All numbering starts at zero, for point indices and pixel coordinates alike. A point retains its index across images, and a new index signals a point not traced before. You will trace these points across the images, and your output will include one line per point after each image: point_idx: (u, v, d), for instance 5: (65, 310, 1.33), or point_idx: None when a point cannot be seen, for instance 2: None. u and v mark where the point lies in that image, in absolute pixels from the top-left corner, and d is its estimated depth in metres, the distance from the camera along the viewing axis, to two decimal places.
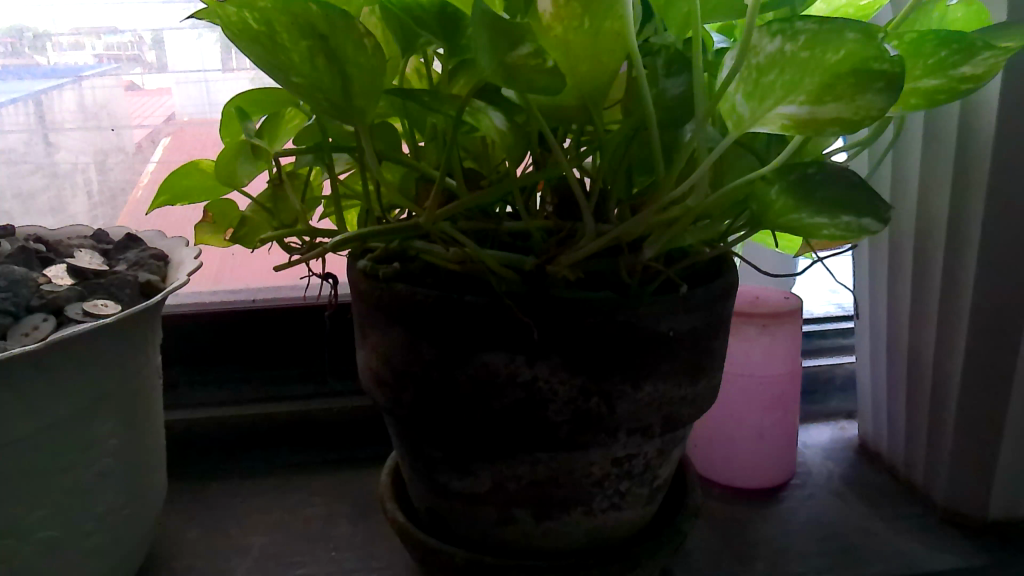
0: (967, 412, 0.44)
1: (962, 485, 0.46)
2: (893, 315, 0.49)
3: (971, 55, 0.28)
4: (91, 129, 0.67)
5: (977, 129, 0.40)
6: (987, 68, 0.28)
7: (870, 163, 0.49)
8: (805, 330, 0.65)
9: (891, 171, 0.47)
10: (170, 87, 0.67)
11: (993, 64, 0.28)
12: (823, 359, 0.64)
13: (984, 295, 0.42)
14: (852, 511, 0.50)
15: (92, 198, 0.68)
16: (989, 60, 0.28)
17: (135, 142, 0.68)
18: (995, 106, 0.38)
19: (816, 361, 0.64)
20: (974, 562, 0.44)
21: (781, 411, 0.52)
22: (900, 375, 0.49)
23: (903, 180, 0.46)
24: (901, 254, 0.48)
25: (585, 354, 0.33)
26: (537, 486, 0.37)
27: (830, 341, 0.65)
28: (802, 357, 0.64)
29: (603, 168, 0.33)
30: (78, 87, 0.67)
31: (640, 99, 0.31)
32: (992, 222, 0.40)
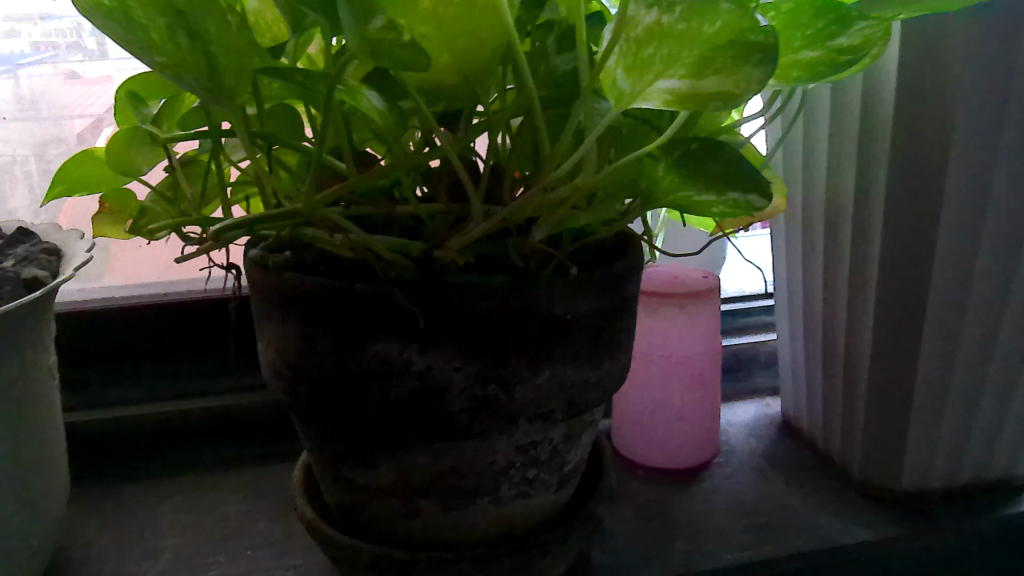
0: (878, 386, 0.44)
1: (875, 458, 0.47)
2: (807, 291, 0.50)
3: (846, 26, 0.27)
4: (28, 119, 0.64)
5: (877, 99, 0.39)
6: (862, 39, 0.28)
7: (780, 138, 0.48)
8: (731, 308, 0.65)
9: (800, 146, 0.46)
10: (111, 75, 0.64)
11: (867, 35, 0.28)
12: (748, 336, 0.64)
13: (888, 270, 0.42)
14: (771, 487, 0.50)
15: (32, 191, 0.65)
16: (864, 31, 0.27)
17: (76, 133, 0.65)
18: (894, 77, 0.38)
19: (741, 339, 0.63)
20: (886, 534, 0.44)
21: (700, 390, 0.51)
22: (815, 351, 0.50)
23: (812, 156, 0.46)
24: (812, 230, 0.48)
25: (480, 339, 0.33)
26: (441, 477, 0.36)
27: (754, 318, 0.65)
28: (728, 336, 0.63)
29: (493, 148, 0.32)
30: (13, 75, 0.63)
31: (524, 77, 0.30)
32: (894, 196, 0.40)
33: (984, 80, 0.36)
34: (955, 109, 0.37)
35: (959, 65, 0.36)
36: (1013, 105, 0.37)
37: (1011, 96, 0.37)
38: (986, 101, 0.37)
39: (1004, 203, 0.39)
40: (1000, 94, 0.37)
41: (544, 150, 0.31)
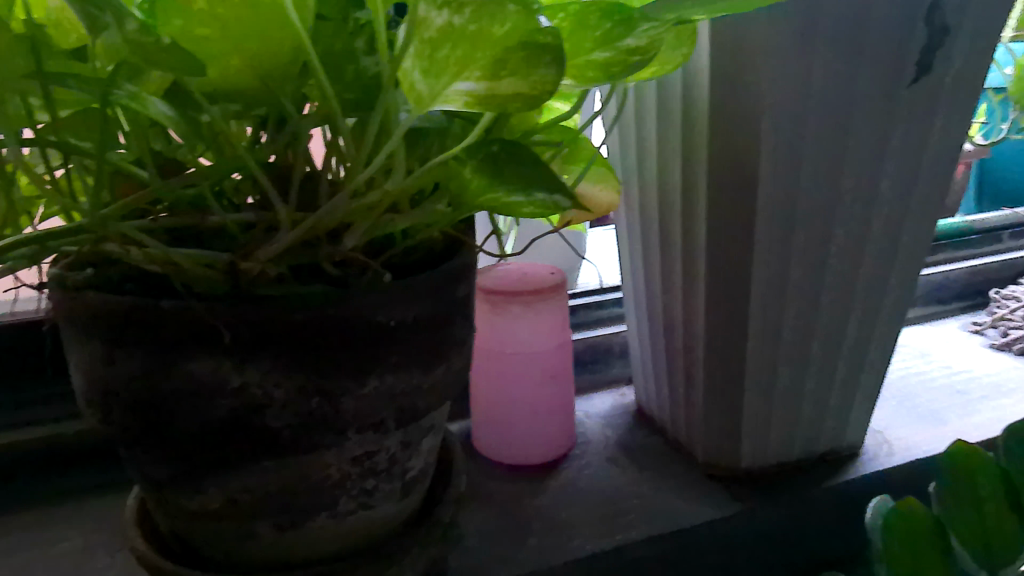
0: (713, 373, 0.46)
1: (716, 440, 0.49)
2: (648, 283, 0.51)
3: (633, 26, 0.26)
4: None
5: (697, 97, 0.40)
6: (650, 40, 0.26)
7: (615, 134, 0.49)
8: (585, 300, 0.65)
9: (632, 143, 0.47)
10: None
11: (654, 36, 0.26)
12: (602, 329, 0.64)
13: (714, 261, 0.43)
14: (623, 476, 0.51)
15: None
16: (651, 31, 0.26)
17: None
18: (708, 75, 0.38)
19: (595, 331, 0.63)
20: (727, 512, 0.46)
21: (551, 385, 0.52)
22: (659, 340, 0.51)
23: (644, 152, 0.47)
24: (649, 224, 0.49)
25: (298, 353, 0.32)
26: (274, 496, 0.35)
27: (609, 311, 0.65)
28: (582, 329, 0.63)
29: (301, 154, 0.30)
30: None
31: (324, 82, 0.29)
32: (716, 190, 0.41)
33: (789, 73, 0.37)
34: (764, 101, 0.37)
35: (766, 59, 0.36)
36: (817, 97, 0.38)
37: (815, 89, 0.37)
38: (793, 93, 0.37)
39: (816, 193, 0.40)
40: (804, 87, 0.37)
41: (352, 155, 0.30)
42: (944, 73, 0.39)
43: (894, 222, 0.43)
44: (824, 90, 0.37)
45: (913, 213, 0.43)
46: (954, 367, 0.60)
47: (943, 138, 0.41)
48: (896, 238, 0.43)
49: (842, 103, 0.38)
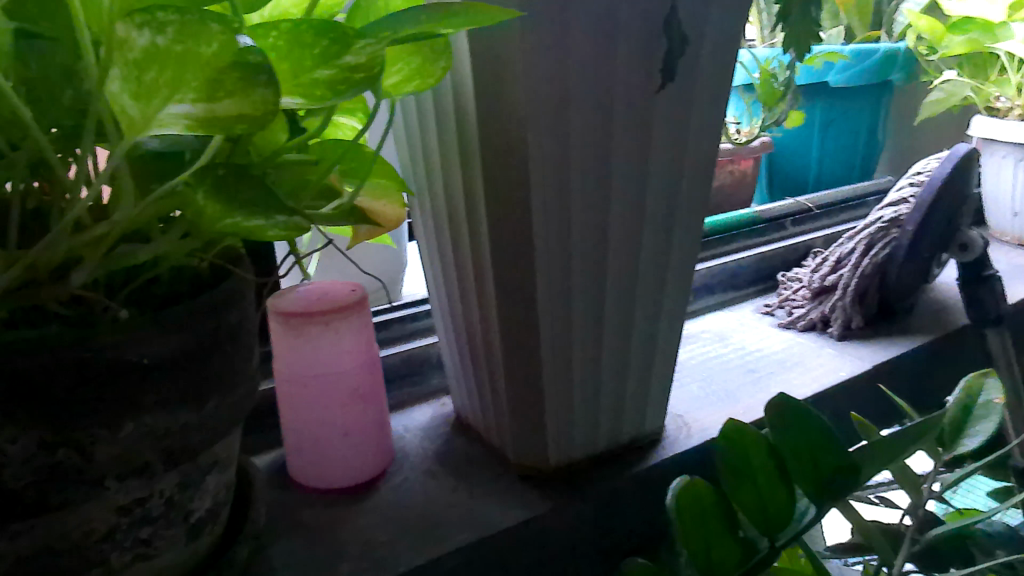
0: (513, 377, 0.47)
1: (525, 443, 0.50)
2: (450, 293, 0.51)
3: (346, 44, 0.25)
4: None
5: (465, 108, 0.41)
6: (369, 57, 0.26)
7: (405, 146, 0.49)
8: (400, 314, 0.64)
9: (420, 155, 0.47)
10: None
11: (373, 54, 0.26)
12: (420, 340, 0.64)
13: (499, 267, 0.43)
14: (440, 488, 0.51)
15: None
16: (369, 48, 0.26)
17: None
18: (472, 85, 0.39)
19: (413, 343, 0.63)
20: (538, 510, 0.47)
21: (360, 405, 0.51)
22: (464, 347, 0.52)
23: (430, 163, 0.47)
24: (444, 235, 0.49)
25: (32, 403, 0.29)
26: (28, 561, 0.32)
27: (424, 322, 0.65)
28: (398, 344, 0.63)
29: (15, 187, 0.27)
30: None
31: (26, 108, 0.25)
32: (493, 199, 0.42)
33: (545, 81, 0.38)
34: (524, 110, 0.38)
35: (521, 69, 0.37)
36: (576, 105, 0.39)
37: (573, 96, 0.39)
38: (553, 101, 0.38)
39: (587, 197, 0.42)
40: (562, 95, 0.38)
41: (70, 186, 0.28)
42: (693, 78, 0.41)
43: (663, 221, 0.45)
44: (581, 98, 0.39)
45: (679, 212, 0.46)
46: (746, 348, 0.64)
47: (699, 138, 0.44)
48: (667, 232, 0.46)
49: (601, 111, 0.40)
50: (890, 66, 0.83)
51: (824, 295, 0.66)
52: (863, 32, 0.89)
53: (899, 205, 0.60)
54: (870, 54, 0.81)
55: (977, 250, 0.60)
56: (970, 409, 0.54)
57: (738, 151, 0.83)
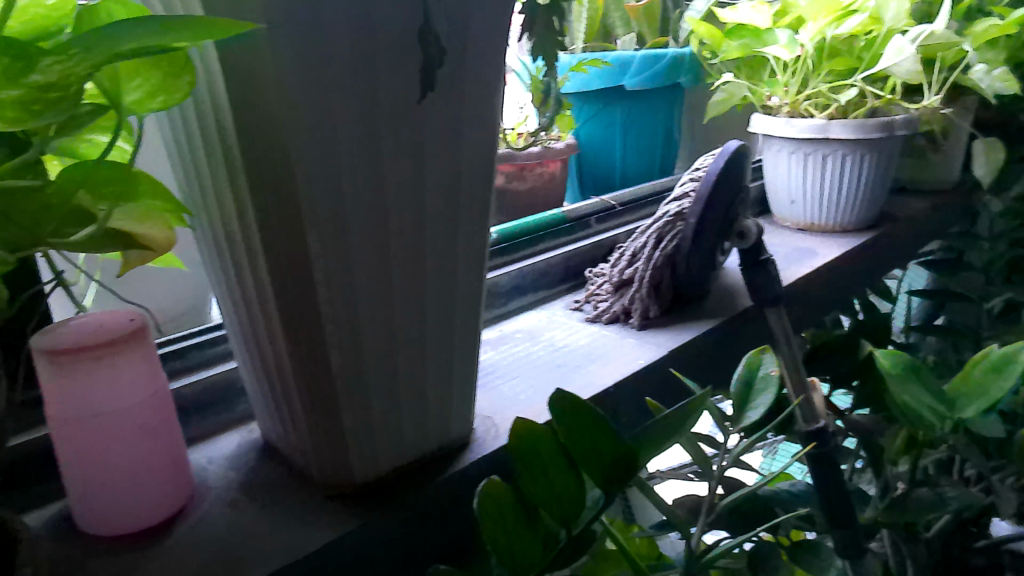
0: (307, 396, 0.46)
1: (328, 461, 0.49)
2: (238, 314, 0.50)
3: None
4: None
5: (223, 124, 0.39)
6: None
7: (176, 163, 0.47)
8: (194, 341, 0.62)
9: (191, 173, 0.45)
10: None
11: None
12: (217, 366, 0.61)
13: (279, 286, 0.42)
14: (244, 517, 0.50)
15: None
16: None
17: None
18: (226, 101, 0.38)
19: (210, 370, 0.61)
20: (345, 528, 0.47)
21: (147, 442, 0.48)
22: (260, 369, 0.50)
23: (201, 181, 0.45)
24: (225, 255, 0.47)
25: None
26: None
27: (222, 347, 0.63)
28: (191, 373, 0.60)
29: None
30: None
31: None
32: (265, 216, 0.40)
33: (305, 98, 0.36)
34: (286, 127, 0.37)
35: (277, 85, 0.36)
36: (342, 121, 0.38)
37: (337, 112, 0.38)
38: (317, 118, 0.37)
39: (362, 209, 0.41)
40: (326, 112, 0.37)
41: None
42: (459, 88, 0.42)
43: (446, 229, 0.46)
44: (347, 113, 0.38)
45: (462, 219, 0.47)
46: (555, 344, 0.67)
47: (473, 146, 0.45)
48: (451, 239, 0.47)
49: (367, 123, 0.39)
50: (679, 67, 0.90)
51: (623, 288, 0.70)
52: (653, 38, 0.96)
53: (681, 200, 0.65)
54: (658, 59, 0.87)
55: (752, 236, 0.65)
56: (752, 383, 0.59)
57: (544, 154, 0.86)
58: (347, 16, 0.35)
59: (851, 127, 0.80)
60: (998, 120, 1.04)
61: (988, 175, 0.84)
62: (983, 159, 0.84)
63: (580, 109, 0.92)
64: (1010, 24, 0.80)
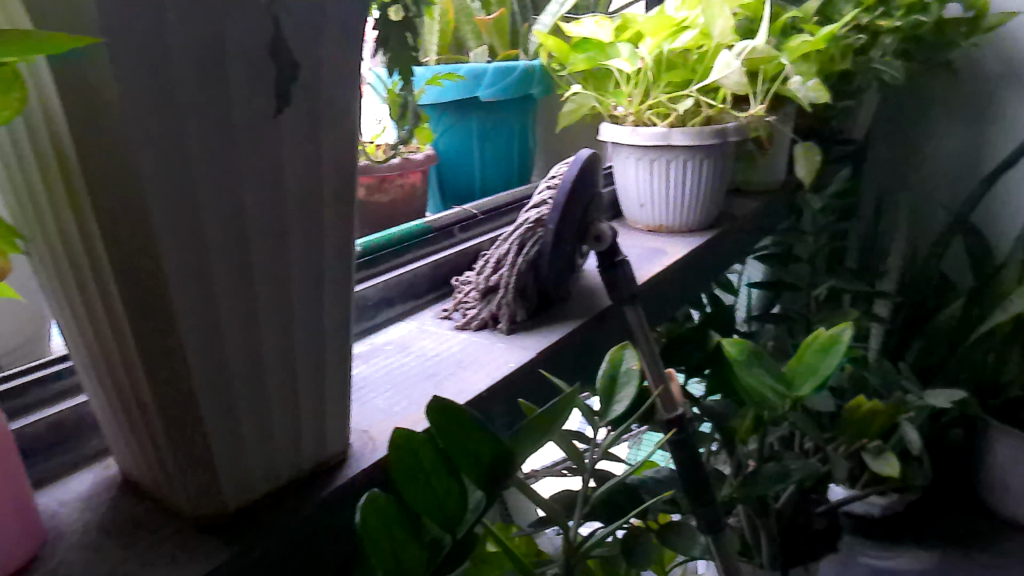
0: (177, 427, 0.43)
1: (195, 491, 0.46)
2: (87, 342, 0.46)
3: None
4: None
5: (57, 125, 0.36)
6: None
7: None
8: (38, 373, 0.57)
9: (17, 174, 0.41)
10: None
11: None
12: (61, 404, 0.56)
13: (130, 297, 0.39)
14: (103, 561, 0.46)
15: None
16: None
17: None
18: (57, 93, 0.34)
19: (56, 408, 0.55)
20: (217, 560, 0.45)
21: (19, 524, 0.44)
22: (116, 405, 0.47)
23: (30, 184, 0.41)
24: (64, 267, 0.43)
25: None
26: None
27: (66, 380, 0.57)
28: (30, 413, 0.54)
29: None
30: None
31: None
32: (111, 229, 0.37)
33: (147, 115, 0.35)
34: (127, 133, 0.35)
35: (112, 103, 0.34)
36: (194, 130, 0.37)
37: (190, 125, 0.36)
38: (170, 136, 0.36)
39: (221, 219, 0.39)
40: (178, 125, 0.36)
41: None
42: (313, 105, 0.42)
43: (312, 239, 0.45)
44: (200, 126, 0.37)
45: (327, 228, 0.46)
46: (426, 353, 0.67)
47: (332, 163, 0.45)
48: (318, 253, 0.46)
49: (222, 116, 0.37)
50: (529, 79, 0.93)
51: (489, 295, 0.72)
52: (502, 51, 1.00)
53: (541, 207, 0.67)
54: (510, 71, 0.90)
55: (607, 239, 0.69)
56: (616, 377, 0.63)
57: (404, 164, 0.87)
58: (182, 17, 0.34)
59: (690, 135, 0.86)
60: (811, 126, 1.16)
61: (809, 175, 0.94)
62: (804, 162, 0.94)
63: (437, 123, 0.93)
64: (819, 39, 0.89)
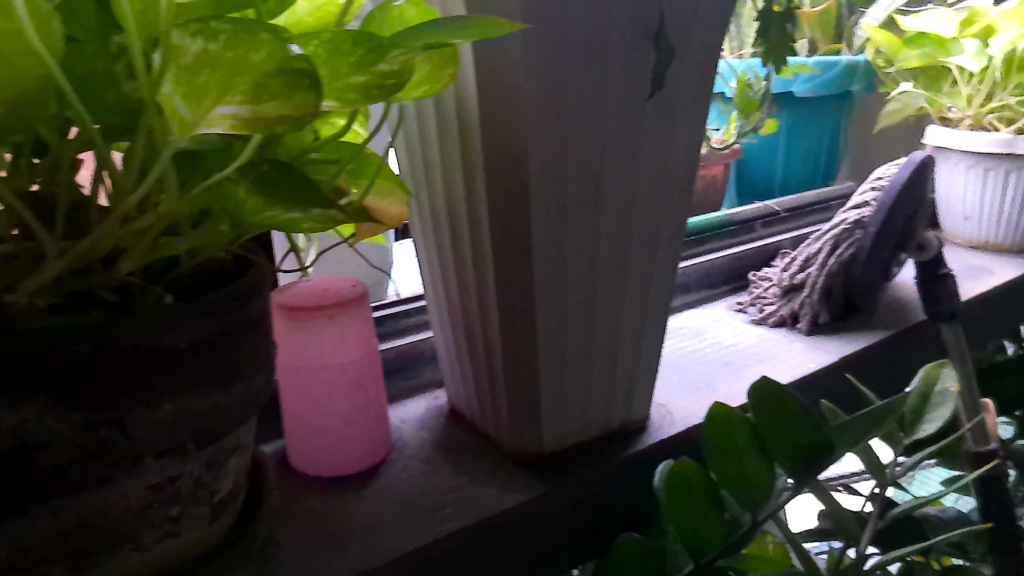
0: (515, 370, 0.49)
1: (519, 428, 0.52)
2: (446, 288, 0.53)
3: (382, 53, 0.28)
4: None
5: (466, 101, 0.43)
6: (402, 64, 0.29)
7: (404, 134, 0.50)
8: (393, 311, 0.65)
9: (419, 140, 0.49)
10: None
11: (404, 60, 0.29)
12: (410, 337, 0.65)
13: (499, 248, 0.46)
14: (437, 472, 0.54)
15: None
16: (401, 56, 0.28)
17: None
18: (473, 75, 0.41)
19: (406, 339, 0.65)
20: (532, 492, 0.51)
21: (377, 427, 0.55)
22: (462, 345, 0.54)
23: (427, 149, 0.49)
24: (440, 223, 0.51)
25: (85, 386, 0.31)
26: (69, 537, 0.34)
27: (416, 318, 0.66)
28: (387, 339, 0.64)
29: (101, 170, 0.29)
30: None
31: (153, 87, 0.27)
32: (495, 190, 0.44)
33: (541, 96, 0.41)
34: (524, 107, 0.41)
35: (518, 84, 0.40)
36: (574, 106, 0.42)
37: (572, 101, 0.42)
38: (554, 111, 0.41)
39: (580, 187, 0.45)
40: (562, 100, 0.41)
41: (119, 175, 0.29)
42: (672, 91, 0.45)
43: (651, 215, 0.49)
44: (579, 102, 0.42)
45: (664, 207, 0.50)
46: (721, 342, 0.69)
47: (679, 147, 0.48)
48: (653, 230, 0.50)
49: (596, 94, 0.42)
50: (851, 74, 0.87)
51: (792, 293, 0.72)
52: (825, 45, 0.95)
53: (862, 208, 0.65)
54: (830, 66, 0.86)
55: (932, 249, 0.65)
56: (928, 395, 0.59)
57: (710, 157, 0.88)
58: (582, 17, 0.39)
59: None
60: None
61: None
62: None
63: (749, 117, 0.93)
64: None
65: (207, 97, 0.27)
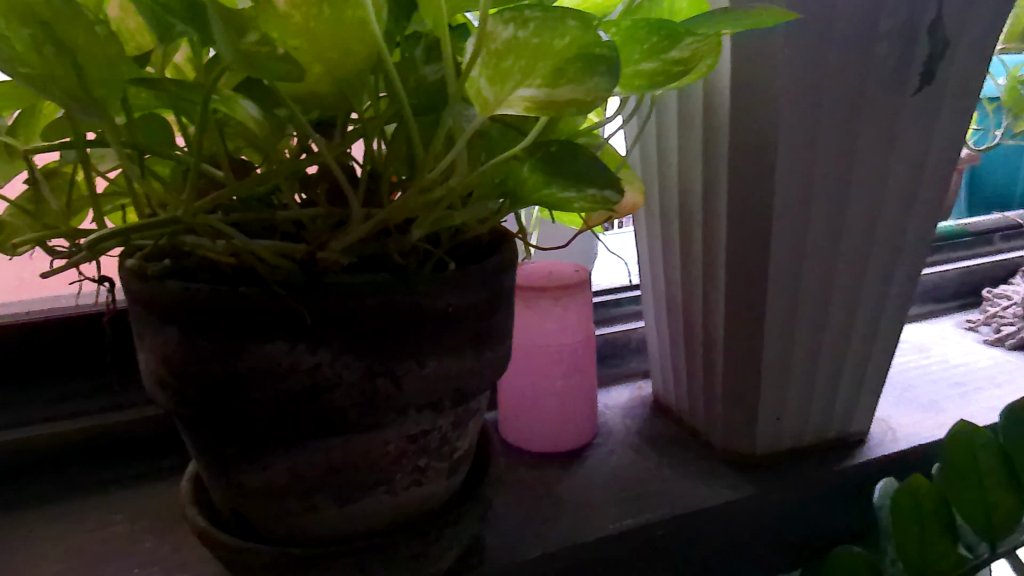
0: (739, 367, 0.49)
1: (734, 426, 0.52)
2: (668, 279, 0.54)
3: (677, 40, 0.29)
4: None
5: (718, 92, 0.42)
6: (692, 51, 0.29)
7: (639, 127, 0.50)
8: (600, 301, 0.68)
9: (655, 132, 0.49)
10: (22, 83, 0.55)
11: (696, 46, 0.29)
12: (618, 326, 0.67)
13: (736, 242, 0.45)
14: (645, 461, 0.55)
15: None
16: (692, 45, 0.29)
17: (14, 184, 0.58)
18: (730, 66, 0.40)
19: (614, 328, 0.67)
20: (745, 491, 0.50)
21: (589, 409, 0.57)
22: (679, 338, 0.54)
23: (664, 141, 0.49)
24: (669, 215, 0.51)
25: (370, 338, 0.34)
26: (336, 473, 0.37)
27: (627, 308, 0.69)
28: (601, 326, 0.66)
29: (398, 145, 0.32)
30: None
31: (458, 72, 0.29)
32: (739, 182, 0.43)
33: (800, 86, 0.40)
34: (783, 96, 0.40)
35: (778, 74, 0.39)
36: (833, 97, 0.41)
37: (831, 92, 0.41)
38: (812, 102, 0.40)
39: (829, 182, 0.43)
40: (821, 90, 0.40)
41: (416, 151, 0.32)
42: (940, 86, 0.43)
43: (899, 218, 0.47)
44: (839, 94, 0.41)
45: (915, 211, 0.47)
46: (949, 360, 0.65)
47: (938, 147, 0.45)
48: (900, 234, 0.47)
49: (857, 85, 0.41)
50: None
51: None
52: None
53: None
54: None
55: None
56: None
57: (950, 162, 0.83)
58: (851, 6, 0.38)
59: None
60: None
61: None
62: None
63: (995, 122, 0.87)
64: None
65: (505, 81, 0.28)
